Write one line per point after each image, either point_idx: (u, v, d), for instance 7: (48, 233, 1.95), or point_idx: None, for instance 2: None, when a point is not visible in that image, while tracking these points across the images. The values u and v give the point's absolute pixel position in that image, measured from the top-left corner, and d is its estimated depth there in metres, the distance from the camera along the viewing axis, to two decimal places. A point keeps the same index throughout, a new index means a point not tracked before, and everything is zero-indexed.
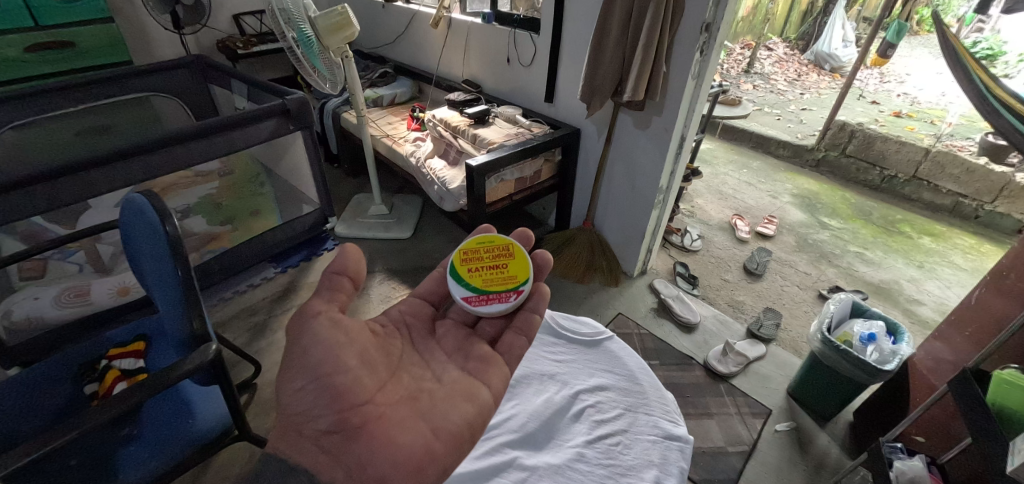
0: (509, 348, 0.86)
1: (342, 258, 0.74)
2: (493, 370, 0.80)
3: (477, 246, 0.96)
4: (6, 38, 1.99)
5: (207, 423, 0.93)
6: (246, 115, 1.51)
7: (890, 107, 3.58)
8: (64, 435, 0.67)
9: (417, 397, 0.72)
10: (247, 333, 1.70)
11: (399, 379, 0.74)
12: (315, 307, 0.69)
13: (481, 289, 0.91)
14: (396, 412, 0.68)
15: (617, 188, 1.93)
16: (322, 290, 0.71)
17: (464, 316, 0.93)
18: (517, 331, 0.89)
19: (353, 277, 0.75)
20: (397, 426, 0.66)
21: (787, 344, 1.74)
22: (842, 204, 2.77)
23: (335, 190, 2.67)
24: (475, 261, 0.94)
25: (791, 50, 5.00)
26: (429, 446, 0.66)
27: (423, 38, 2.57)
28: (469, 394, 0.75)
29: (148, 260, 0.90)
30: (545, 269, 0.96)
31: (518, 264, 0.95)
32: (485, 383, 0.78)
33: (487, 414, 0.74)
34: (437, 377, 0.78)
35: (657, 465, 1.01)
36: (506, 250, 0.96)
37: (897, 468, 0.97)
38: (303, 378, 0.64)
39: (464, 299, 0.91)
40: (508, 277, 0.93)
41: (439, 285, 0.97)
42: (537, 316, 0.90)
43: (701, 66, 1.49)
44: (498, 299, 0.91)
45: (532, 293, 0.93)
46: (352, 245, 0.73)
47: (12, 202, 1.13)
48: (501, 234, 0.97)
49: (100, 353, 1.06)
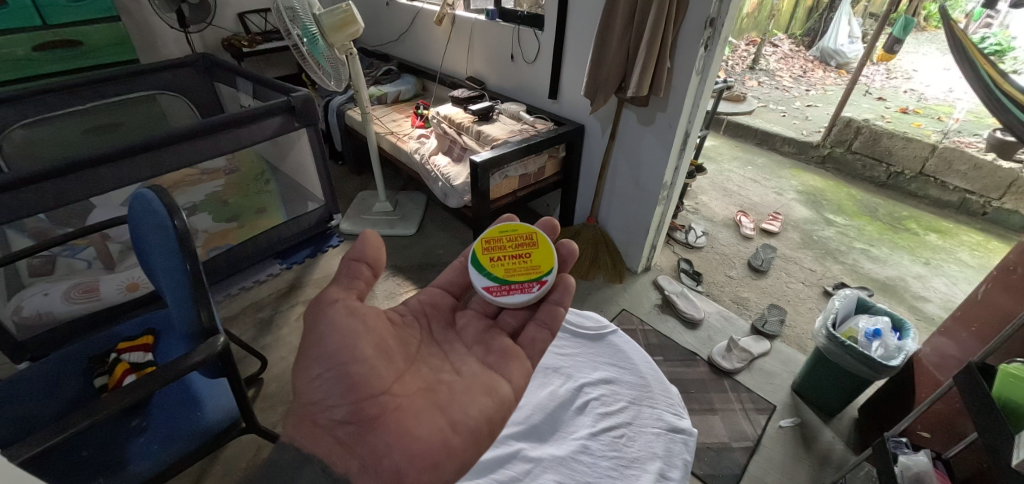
0: (531, 342, 0.86)
1: (362, 246, 0.74)
2: (514, 365, 0.80)
3: (500, 234, 0.97)
4: (15, 37, 2.01)
5: (215, 415, 0.94)
6: (251, 112, 1.51)
7: (897, 103, 3.55)
8: (77, 423, 0.68)
9: (436, 389, 0.73)
10: (254, 328, 1.71)
11: (417, 370, 0.75)
12: (333, 295, 0.70)
13: (503, 279, 0.92)
14: (413, 404, 0.68)
15: (622, 184, 1.92)
16: (340, 278, 0.72)
17: (486, 307, 0.94)
18: (540, 323, 0.88)
19: (371, 264, 0.75)
20: (414, 418, 0.66)
21: (792, 341, 1.74)
22: (847, 200, 2.75)
23: (339, 187, 2.68)
24: (498, 249, 0.95)
25: (797, 46, 4.96)
26: (447, 441, 0.66)
27: (427, 36, 2.58)
28: (488, 388, 0.75)
29: (157, 254, 0.91)
30: (570, 259, 0.95)
31: (541, 253, 0.95)
32: (506, 377, 0.78)
33: (507, 409, 0.74)
34: (456, 370, 0.79)
35: (661, 457, 1.02)
36: (529, 239, 0.96)
37: (902, 463, 0.98)
38: (320, 366, 0.66)
39: (486, 289, 0.92)
40: (530, 266, 0.93)
41: (461, 275, 0.98)
42: (561, 309, 0.89)
43: (706, 61, 1.48)
44: (520, 289, 0.91)
45: (556, 284, 0.92)
46: (371, 232, 0.73)
47: (22, 200, 1.15)
48: (526, 222, 0.97)
49: (110, 346, 1.07)
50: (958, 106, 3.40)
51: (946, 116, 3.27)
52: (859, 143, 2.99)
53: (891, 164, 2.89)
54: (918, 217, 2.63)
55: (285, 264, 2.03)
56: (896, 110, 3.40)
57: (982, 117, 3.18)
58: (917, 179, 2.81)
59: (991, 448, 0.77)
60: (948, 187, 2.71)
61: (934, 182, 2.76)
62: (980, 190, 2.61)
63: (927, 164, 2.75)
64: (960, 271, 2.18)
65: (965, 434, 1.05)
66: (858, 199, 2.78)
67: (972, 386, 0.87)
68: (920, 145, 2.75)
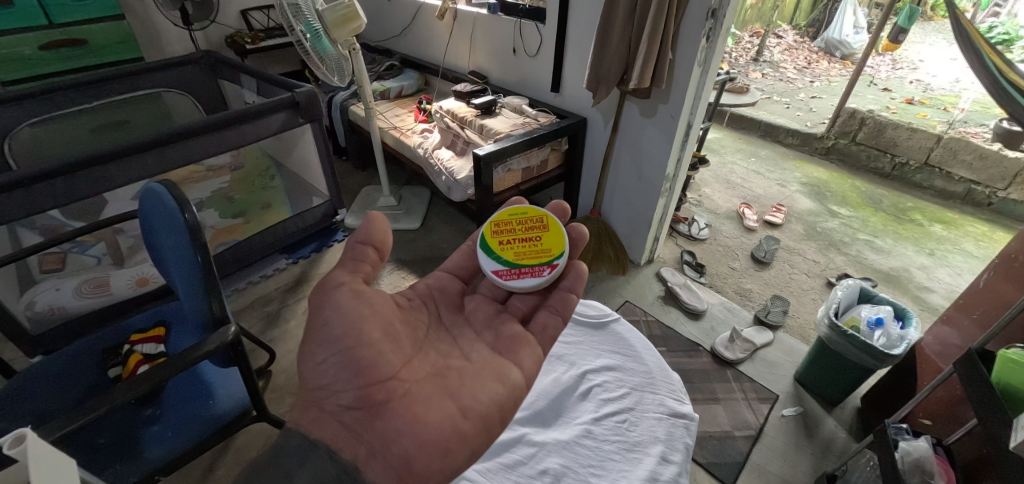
0: (543, 328, 0.87)
1: (368, 229, 0.75)
2: (523, 350, 0.82)
3: (510, 216, 0.98)
4: (22, 36, 2.04)
5: (226, 404, 0.96)
6: (257, 108, 1.53)
7: (902, 94, 3.53)
8: (95, 411, 0.70)
9: (445, 375, 0.75)
10: (261, 322, 1.74)
11: (425, 355, 0.77)
12: (339, 278, 0.72)
13: (513, 262, 0.94)
14: (422, 389, 0.70)
15: (625, 176, 1.93)
16: (346, 261, 0.74)
17: (495, 292, 0.95)
18: (552, 309, 0.90)
19: (377, 247, 0.77)
20: (424, 404, 0.68)
21: (795, 331, 1.75)
22: (851, 192, 2.75)
23: (343, 183, 2.71)
24: (507, 232, 0.97)
25: (801, 37, 4.91)
26: (457, 427, 0.68)
27: (429, 30, 2.58)
28: (499, 374, 0.77)
29: (168, 248, 0.93)
30: (580, 243, 0.97)
31: (552, 236, 0.96)
32: (516, 363, 0.79)
33: (517, 395, 0.76)
34: (465, 355, 0.81)
35: (663, 441, 1.03)
36: (540, 222, 0.98)
37: (902, 449, 1.00)
38: (326, 350, 0.67)
39: (495, 273, 0.93)
40: (541, 249, 0.95)
41: (469, 259, 1.00)
42: (573, 295, 0.91)
43: (707, 52, 1.49)
44: (530, 274, 0.93)
45: (566, 269, 0.93)
46: (377, 214, 0.75)
47: (33, 196, 1.17)
48: (535, 206, 0.99)
49: (124, 337, 1.10)
50: (965, 96, 3.37)
51: (952, 106, 3.24)
52: (863, 135, 2.98)
53: (895, 154, 2.88)
54: (922, 208, 2.62)
55: (291, 258, 2.05)
56: (902, 101, 3.38)
57: (988, 107, 3.15)
58: (921, 170, 2.80)
59: (990, 435, 0.77)
60: (953, 177, 2.70)
61: (939, 173, 2.75)
62: (985, 180, 2.60)
63: (932, 155, 2.74)
64: (965, 261, 2.18)
65: (965, 421, 1.06)
66: (862, 190, 2.78)
67: (972, 374, 0.87)
68: (925, 135, 2.74)
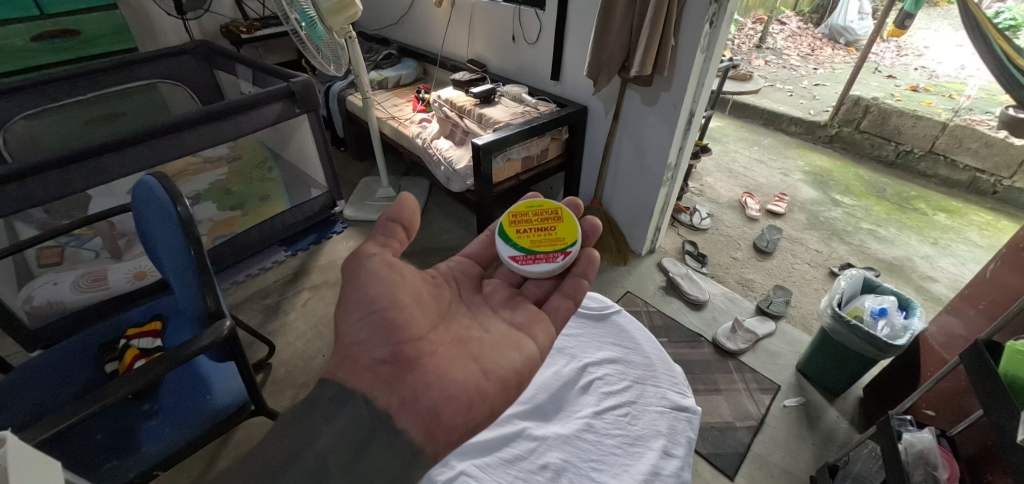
0: (555, 308, 0.86)
1: (397, 207, 0.73)
2: (539, 326, 0.82)
3: (527, 209, 0.96)
4: (14, 27, 1.99)
5: (224, 398, 0.95)
6: (249, 99, 1.49)
7: (907, 81, 3.48)
8: (91, 405, 0.69)
9: (467, 341, 0.75)
10: (260, 314, 1.73)
11: (450, 324, 0.77)
12: (370, 249, 0.70)
13: (530, 249, 0.92)
14: (448, 351, 0.71)
15: (627, 166, 1.90)
16: (376, 235, 0.72)
17: (510, 277, 0.94)
18: (564, 293, 0.88)
19: (406, 226, 0.74)
20: (448, 364, 0.69)
21: (797, 321, 1.73)
22: (855, 181, 2.71)
23: (342, 174, 2.69)
24: (524, 221, 0.95)
25: (805, 24, 4.83)
26: (480, 386, 0.68)
27: (426, 18, 2.53)
28: (516, 344, 0.77)
29: (162, 242, 0.91)
30: (594, 235, 0.94)
31: (566, 227, 0.94)
32: (530, 336, 0.79)
33: (534, 365, 0.75)
34: (484, 328, 0.80)
35: (665, 435, 1.03)
36: (554, 214, 0.96)
37: (907, 440, 1.00)
38: (361, 309, 0.67)
39: (511, 258, 0.91)
40: (555, 238, 0.93)
41: (487, 246, 0.98)
42: (585, 281, 0.88)
43: (710, 38, 1.45)
44: (545, 259, 0.90)
45: (580, 257, 0.91)
46: (409, 194, 0.72)
47: (25, 191, 1.15)
48: (551, 199, 0.97)
49: (120, 332, 1.09)
50: (971, 83, 3.32)
51: (957, 94, 3.19)
52: (867, 122, 2.94)
53: (899, 143, 2.85)
54: (926, 197, 2.60)
55: (290, 251, 2.04)
56: (907, 88, 3.33)
57: (994, 94, 3.10)
58: (926, 158, 2.77)
59: (994, 423, 0.76)
60: (958, 165, 2.67)
61: (943, 161, 2.72)
62: (990, 168, 2.57)
63: (937, 142, 2.71)
64: (969, 251, 2.15)
65: (971, 411, 1.05)
66: (867, 180, 2.74)
67: (979, 366, 0.86)
68: (930, 123, 2.71)
